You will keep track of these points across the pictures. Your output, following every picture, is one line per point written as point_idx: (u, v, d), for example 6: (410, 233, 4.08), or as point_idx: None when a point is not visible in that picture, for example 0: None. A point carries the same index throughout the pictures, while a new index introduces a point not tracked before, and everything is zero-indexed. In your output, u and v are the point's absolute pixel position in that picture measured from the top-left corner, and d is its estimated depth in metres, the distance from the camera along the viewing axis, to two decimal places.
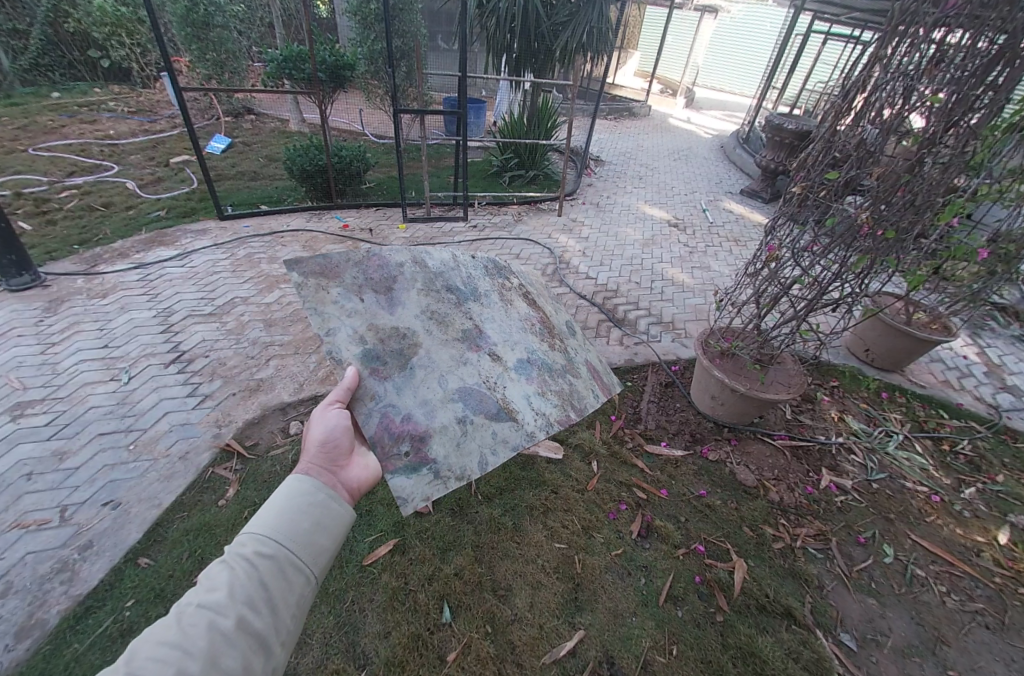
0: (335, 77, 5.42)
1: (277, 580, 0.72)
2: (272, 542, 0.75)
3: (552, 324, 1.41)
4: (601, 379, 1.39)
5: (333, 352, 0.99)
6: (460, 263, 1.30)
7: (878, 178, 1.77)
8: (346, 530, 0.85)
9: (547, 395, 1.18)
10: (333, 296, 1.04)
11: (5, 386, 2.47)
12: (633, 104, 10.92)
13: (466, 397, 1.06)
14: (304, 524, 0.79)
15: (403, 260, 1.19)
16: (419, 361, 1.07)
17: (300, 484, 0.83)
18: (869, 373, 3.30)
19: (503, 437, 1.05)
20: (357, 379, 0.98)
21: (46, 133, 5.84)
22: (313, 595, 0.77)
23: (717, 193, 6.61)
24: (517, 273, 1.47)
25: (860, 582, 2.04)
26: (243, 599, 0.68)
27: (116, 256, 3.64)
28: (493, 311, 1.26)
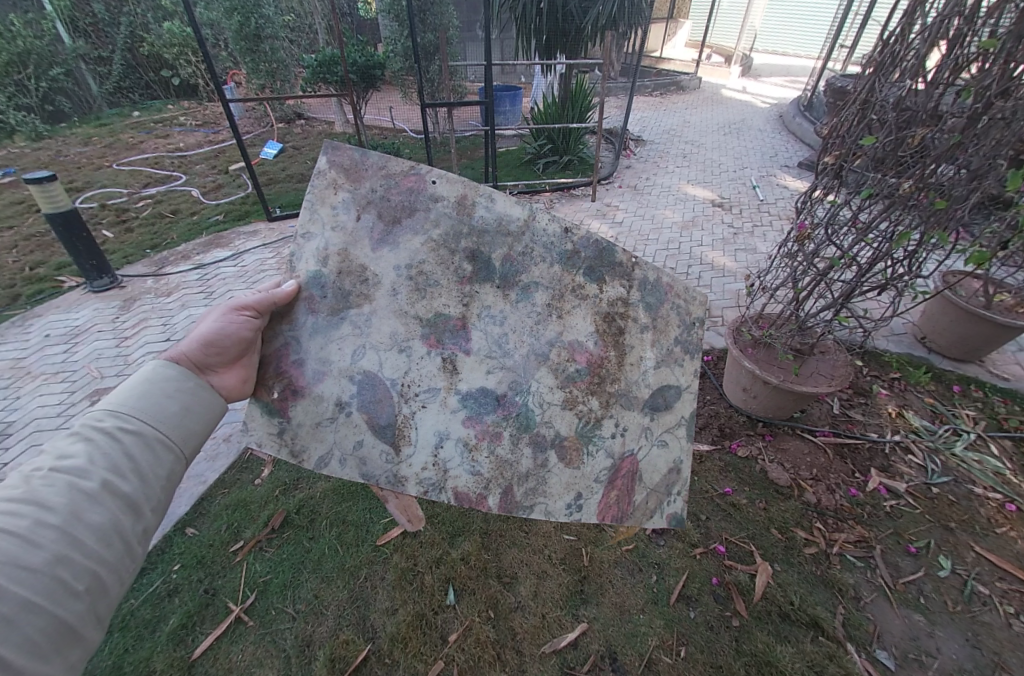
0: (366, 78, 5.83)
1: (144, 452, 0.80)
2: (135, 419, 0.82)
3: (617, 374, 1.12)
4: (620, 490, 1.13)
5: (295, 256, 1.11)
6: (530, 230, 1.09)
7: (925, 139, 1.59)
8: (218, 418, 0.95)
9: (476, 459, 1.14)
10: (334, 200, 1.11)
11: (88, 375, 2.86)
12: (682, 78, 10.26)
13: (363, 387, 1.13)
14: (172, 408, 0.86)
15: (443, 196, 1.11)
16: (353, 317, 1.12)
17: (169, 373, 0.90)
18: (938, 363, 2.93)
19: (362, 455, 1.14)
20: (291, 296, 1.10)
21: (128, 149, 6.56)
22: (182, 469, 0.86)
23: (771, 167, 6.09)
24: (643, 279, 1.10)
25: (905, 596, 1.84)
26: (104, 465, 0.75)
27: (180, 258, 4.05)
28: (511, 310, 1.11)
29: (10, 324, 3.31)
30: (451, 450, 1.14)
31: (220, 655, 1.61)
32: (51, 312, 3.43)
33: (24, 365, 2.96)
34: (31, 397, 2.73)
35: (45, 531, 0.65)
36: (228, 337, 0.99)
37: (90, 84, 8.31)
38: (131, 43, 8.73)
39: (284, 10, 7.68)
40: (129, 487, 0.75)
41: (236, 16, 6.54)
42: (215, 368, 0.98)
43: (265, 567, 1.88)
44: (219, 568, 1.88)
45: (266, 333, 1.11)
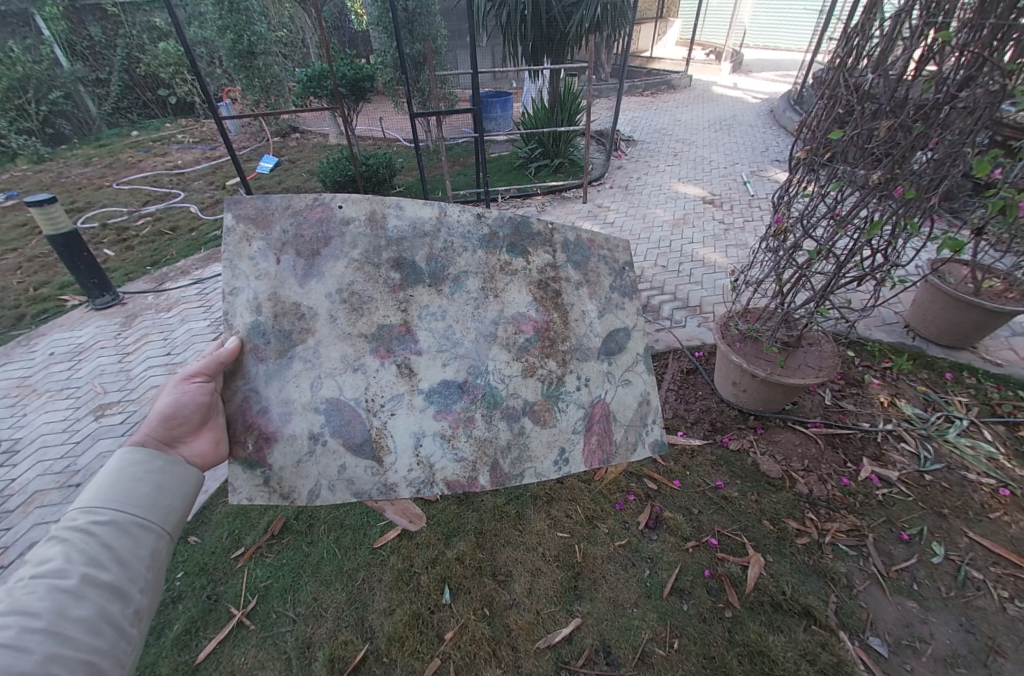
0: (355, 90, 5.99)
1: (122, 539, 0.80)
2: (107, 509, 0.82)
3: (565, 333, 1.23)
4: (599, 433, 1.24)
5: (228, 314, 1.09)
6: (443, 224, 1.18)
7: (889, 131, 1.65)
8: (194, 492, 0.96)
9: (457, 446, 1.19)
10: (250, 251, 1.09)
11: (91, 391, 2.93)
12: (672, 76, 10.32)
13: (331, 413, 1.15)
14: (144, 489, 0.87)
15: (353, 217, 1.15)
16: (301, 352, 1.13)
17: (135, 456, 0.92)
18: (931, 352, 2.93)
19: (349, 475, 1.16)
20: (235, 352, 1.09)
21: (127, 169, 6.69)
22: (167, 547, 0.86)
23: (762, 162, 6.12)
24: (564, 241, 1.24)
25: (898, 583, 1.85)
26: (84, 561, 0.75)
27: (179, 273, 4.12)
28: (449, 303, 1.19)
29: (16, 344, 3.39)
30: (432, 446, 1.18)
31: (223, 658, 1.66)
32: (54, 330, 3.51)
33: (29, 383, 3.04)
34: (37, 414, 2.79)
35: (32, 635, 0.64)
36: (184, 407, 1.01)
37: (89, 106, 8.48)
38: (128, 65, 8.91)
39: (275, 26, 7.81)
40: (110, 576, 0.76)
41: (229, 35, 6.66)
42: (181, 439, 1.00)
43: (266, 572, 1.93)
44: (222, 574, 1.92)
45: (223, 394, 1.11)
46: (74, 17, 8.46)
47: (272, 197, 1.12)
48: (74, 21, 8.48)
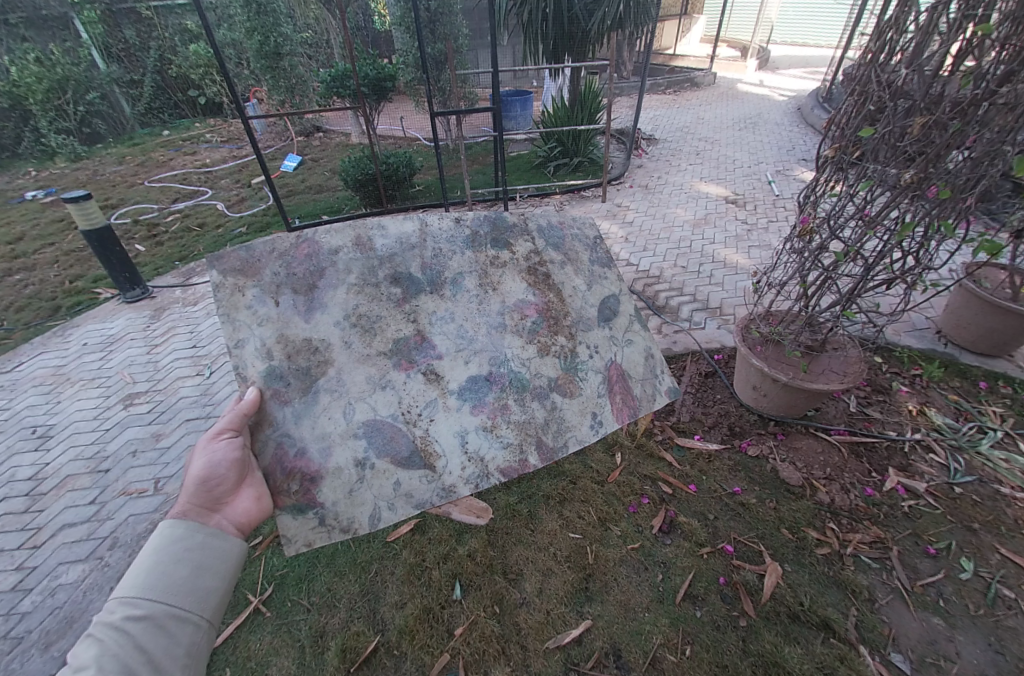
0: (377, 90, 6.07)
1: (158, 636, 0.79)
2: (145, 600, 0.81)
3: (564, 309, 1.33)
4: (620, 395, 1.36)
5: (238, 367, 1.03)
6: (428, 236, 1.23)
7: (922, 129, 1.57)
8: (233, 570, 0.95)
9: (500, 435, 1.22)
10: (246, 300, 1.05)
11: (121, 380, 3.05)
12: (696, 74, 10.15)
13: (372, 433, 1.12)
14: (181, 572, 0.88)
15: (341, 246, 1.15)
16: (325, 384, 1.09)
17: (175, 531, 0.93)
18: (965, 360, 2.81)
19: (406, 490, 1.15)
20: (256, 402, 1.04)
21: (159, 167, 6.94)
22: (205, 639, 0.85)
23: (787, 161, 5.96)
24: (538, 228, 1.35)
25: (923, 598, 1.77)
26: (119, 665, 0.73)
27: (205, 269, 4.26)
28: (454, 305, 1.22)
29: (53, 334, 3.55)
30: (477, 440, 1.20)
31: (240, 643, 1.70)
32: (88, 322, 3.66)
33: (64, 371, 3.18)
34: (70, 402, 2.92)
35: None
36: (217, 470, 1.02)
37: (123, 107, 8.82)
38: (160, 66, 9.22)
39: (301, 28, 8.01)
40: None
41: (257, 36, 6.83)
42: (223, 500, 1.01)
43: (282, 561, 1.98)
44: None
45: (255, 445, 1.08)
46: (110, 20, 8.82)
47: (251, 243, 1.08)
48: (111, 24, 8.83)
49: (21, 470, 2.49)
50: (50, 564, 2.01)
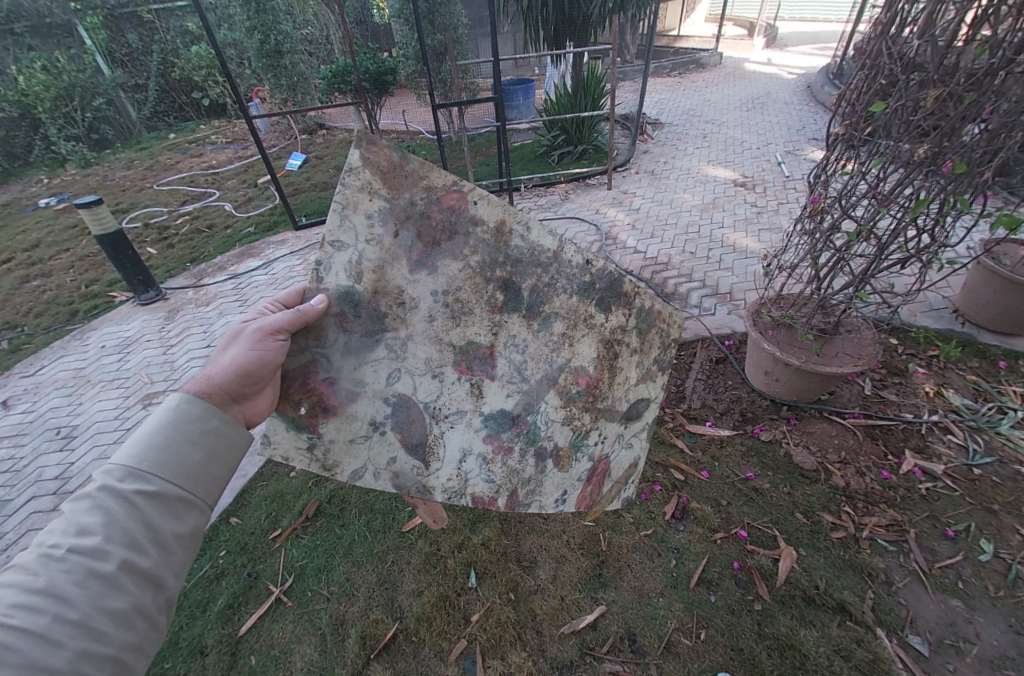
0: (379, 84, 6.05)
1: (164, 517, 0.78)
2: (157, 478, 0.80)
3: (606, 393, 1.17)
4: (593, 485, 1.19)
5: (324, 265, 1.09)
6: (555, 264, 1.12)
7: (937, 102, 1.52)
8: (238, 461, 0.94)
9: (492, 469, 1.21)
10: (369, 209, 1.08)
11: (139, 381, 3.12)
12: (700, 55, 9.92)
13: (398, 409, 1.17)
14: (194, 457, 0.86)
15: (481, 220, 1.11)
16: (389, 339, 1.15)
17: (191, 413, 0.90)
18: (982, 339, 2.75)
19: (396, 468, 1.19)
20: (320, 313, 1.08)
21: (166, 170, 7.02)
22: (205, 522, 0.86)
23: (797, 142, 5.81)
24: (641, 307, 1.11)
25: (941, 581, 1.76)
26: (123, 541, 0.73)
27: (216, 269, 4.32)
28: (532, 339, 1.16)
29: (71, 337, 3.64)
30: (473, 464, 1.20)
31: (263, 632, 1.76)
32: (104, 324, 3.75)
33: (83, 373, 3.26)
34: (91, 403, 3.00)
35: (63, 626, 0.62)
36: (258, 363, 1.01)
37: (129, 111, 8.89)
38: (163, 69, 9.26)
39: (300, 25, 7.97)
40: (149, 561, 0.74)
41: (257, 35, 6.82)
42: (249, 396, 1.00)
43: (302, 552, 2.02)
44: (260, 553, 2.03)
45: (290, 351, 1.10)
46: (112, 25, 8.86)
47: (409, 154, 1.08)
48: (113, 29, 8.88)
49: (47, 471, 2.57)
50: None
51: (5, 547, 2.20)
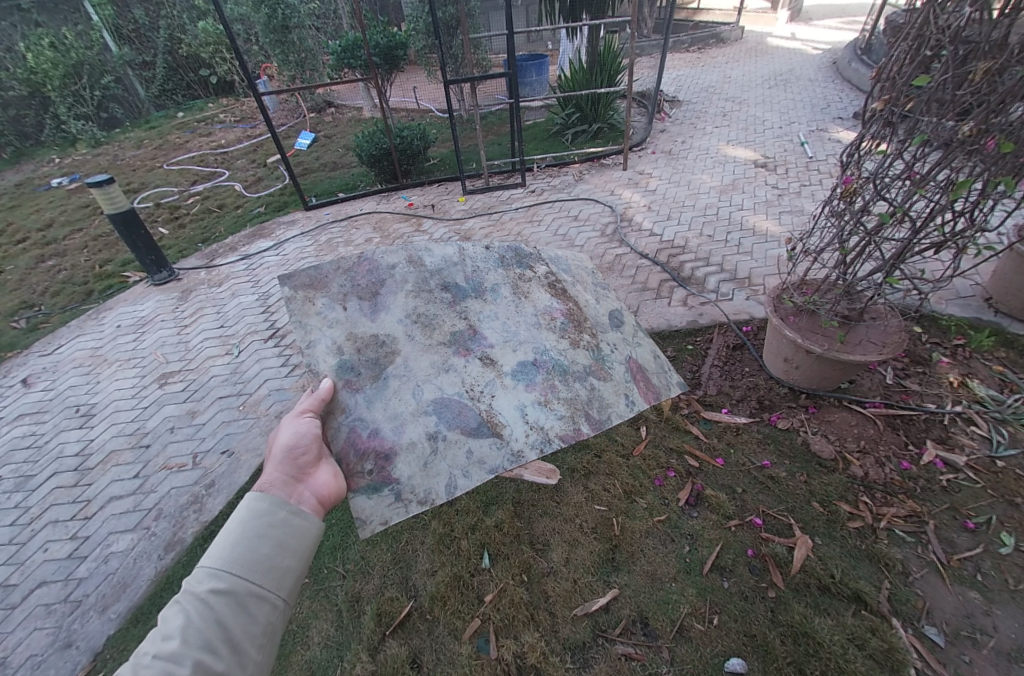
0: (389, 59, 5.87)
1: (237, 617, 0.71)
2: (230, 573, 0.74)
3: (584, 315, 1.18)
4: (644, 383, 1.16)
5: (308, 363, 0.93)
6: (467, 256, 1.15)
7: (987, 76, 1.41)
8: (313, 547, 0.85)
9: (553, 406, 1.03)
10: (316, 307, 0.97)
11: (155, 361, 3.16)
12: (721, 28, 9.52)
13: (442, 408, 0.96)
14: (265, 549, 0.78)
15: (395, 262, 1.08)
16: (394, 371, 0.97)
17: (260, 502, 0.83)
18: (1012, 328, 2.65)
19: (479, 456, 0.94)
20: (330, 394, 0.91)
21: (177, 149, 6.98)
22: (282, 620, 0.77)
23: (821, 120, 5.59)
24: (548, 257, 1.22)
25: (960, 573, 1.73)
26: (200, 643, 0.67)
27: (228, 250, 4.31)
28: (496, 306, 1.11)
29: (88, 317, 3.67)
30: (536, 412, 1.01)
31: None
32: (120, 305, 3.77)
33: (101, 352, 3.30)
34: (109, 381, 3.05)
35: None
36: (304, 438, 0.91)
37: (138, 89, 8.82)
38: (171, 46, 9.13)
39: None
40: (223, 665, 0.67)
41: (264, 9, 6.63)
42: (310, 473, 0.92)
43: None
44: None
45: (332, 431, 0.93)
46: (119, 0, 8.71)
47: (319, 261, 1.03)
48: (120, 4, 8.72)
49: (68, 447, 2.64)
50: (101, 534, 2.14)
51: (30, 521, 2.27)
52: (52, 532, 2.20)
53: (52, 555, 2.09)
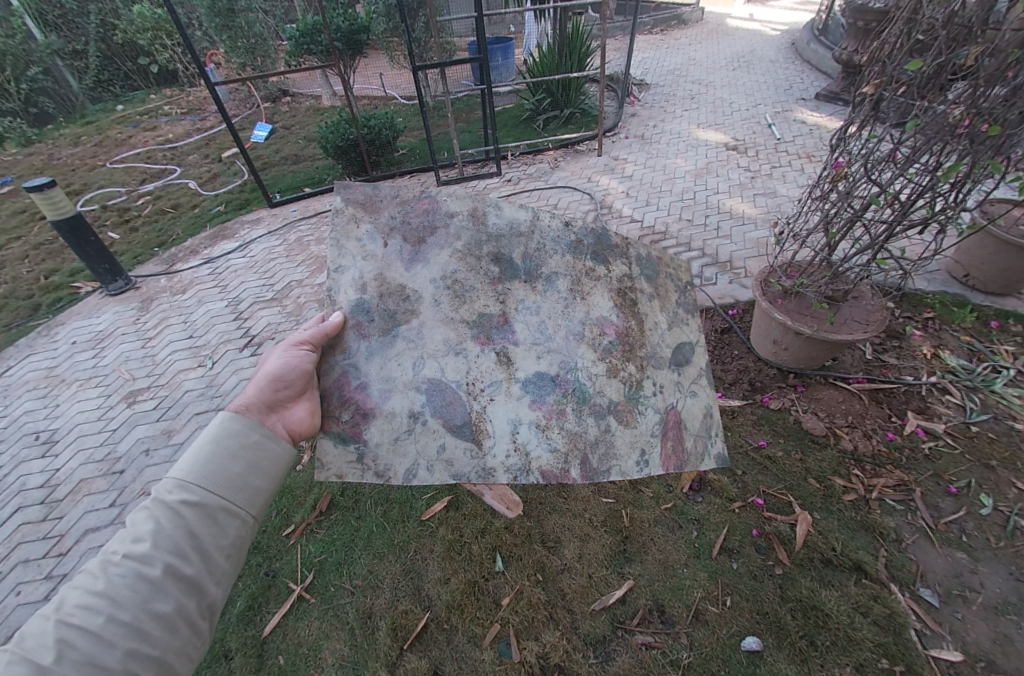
0: (352, 44, 5.57)
1: (206, 527, 0.77)
2: (201, 489, 0.79)
3: (641, 340, 1.15)
4: (674, 439, 1.15)
5: (332, 290, 1.03)
6: (537, 228, 1.10)
7: (978, 59, 1.44)
8: (283, 471, 0.92)
9: (550, 436, 1.09)
10: (359, 233, 1.03)
11: (120, 378, 2.92)
12: (682, 9, 9.53)
13: (432, 392, 1.06)
14: (235, 469, 0.84)
15: (457, 211, 1.08)
16: (405, 332, 1.05)
17: (233, 426, 0.89)
18: (975, 299, 2.81)
19: (448, 456, 1.06)
20: (338, 328, 1.03)
21: (119, 145, 6.42)
22: (249, 534, 0.84)
23: (785, 102, 5.72)
24: (637, 256, 1.15)
25: (947, 536, 1.84)
26: (169, 548, 0.73)
27: (189, 253, 4.03)
28: (543, 300, 1.11)
29: (37, 334, 3.36)
30: (529, 435, 1.09)
31: (288, 631, 1.71)
32: (73, 318, 3.47)
33: (57, 373, 3.03)
34: (70, 404, 2.80)
35: (117, 627, 0.64)
36: (290, 371, 0.99)
37: (69, 81, 8.03)
38: (104, 33, 8.34)
39: None
40: (191, 569, 0.73)
41: None
42: (282, 404, 0.97)
43: (318, 547, 1.97)
44: (275, 551, 1.97)
45: (321, 367, 1.04)
46: None
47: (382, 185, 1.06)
48: None
49: (30, 479, 2.41)
50: (80, 571, 1.97)
51: None
52: (23, 573, 2.01)
53: (26, 598, 1.92)
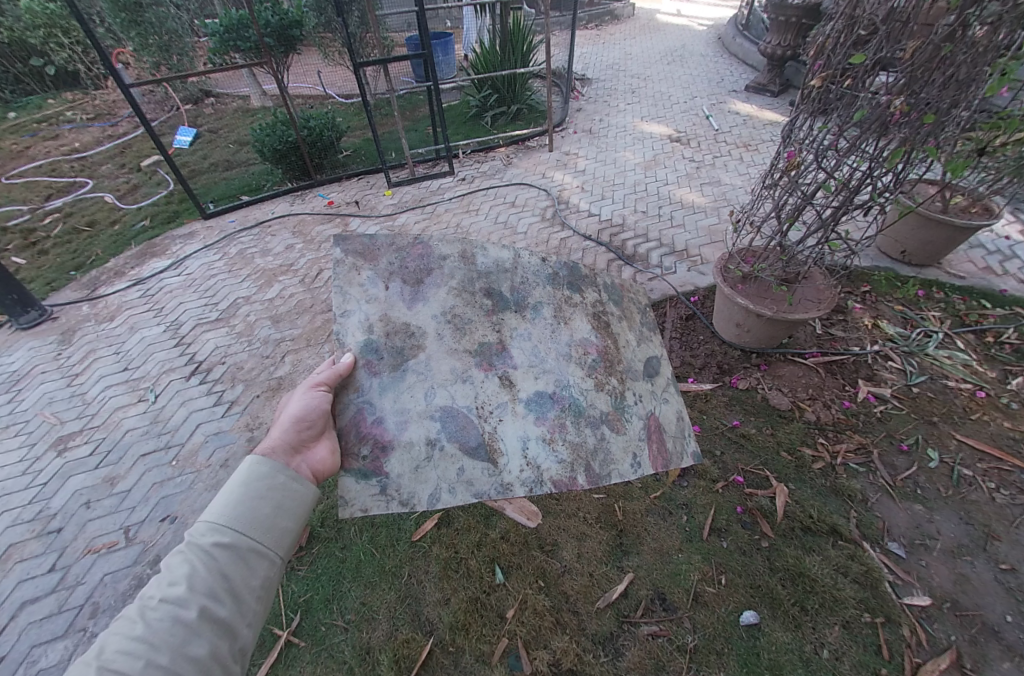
0: (283, 40, 5.22)
1: (239, 569, 0.75)
2: (233, 530, 0.77)
3: (619, 356, 1.17)
4: (657, 443, 1.16)
5: (340, 333, 0.98)
6: (520, 265, 1.10)
7: (912, 53, 1.56)
8: (310, 510, 0.88)
9: (557, 449, 1.05)
10: (361, 279, 0.99)
11: (44, 423, 2.57)
12: (614, 5, 9.78)
13: (447, 418, 0.99)
14: (265, 510, 0.81)
15: (448, 254, 1.06)
16: (414, 366, 1.00)
17: (260, 468, 0.86)
18: (902, 271, 3.09)
19: (468, 477, 0.99)
20: (349, 371, 0.97)
21: (13, 157, 5.65)
22: (279, 576, 0.80)
23: (719, 94, 6.02)
24: (604, 284, 1.18)
25: (905, 490, 2.01)
26: (204, 591, 0.70)
27: (113, 275, 3.61)
28: (534, 327, 1.09)
29: None
30: (538, 449, 1.04)
31: None
32: None
33: None
34: None
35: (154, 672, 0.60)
36: (311, 413, 0.97)
37: None
38: None
39: None
40: (225, 611, 0.71)
41: None
42: (307, 444, 0.96)
43: (302, 585, 1.82)
44: None
45: (336, 406, 0.97)
46: None
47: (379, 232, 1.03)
48: None
49: None
50: (18, 651, 1.71)
51: None
52: None
53: None
